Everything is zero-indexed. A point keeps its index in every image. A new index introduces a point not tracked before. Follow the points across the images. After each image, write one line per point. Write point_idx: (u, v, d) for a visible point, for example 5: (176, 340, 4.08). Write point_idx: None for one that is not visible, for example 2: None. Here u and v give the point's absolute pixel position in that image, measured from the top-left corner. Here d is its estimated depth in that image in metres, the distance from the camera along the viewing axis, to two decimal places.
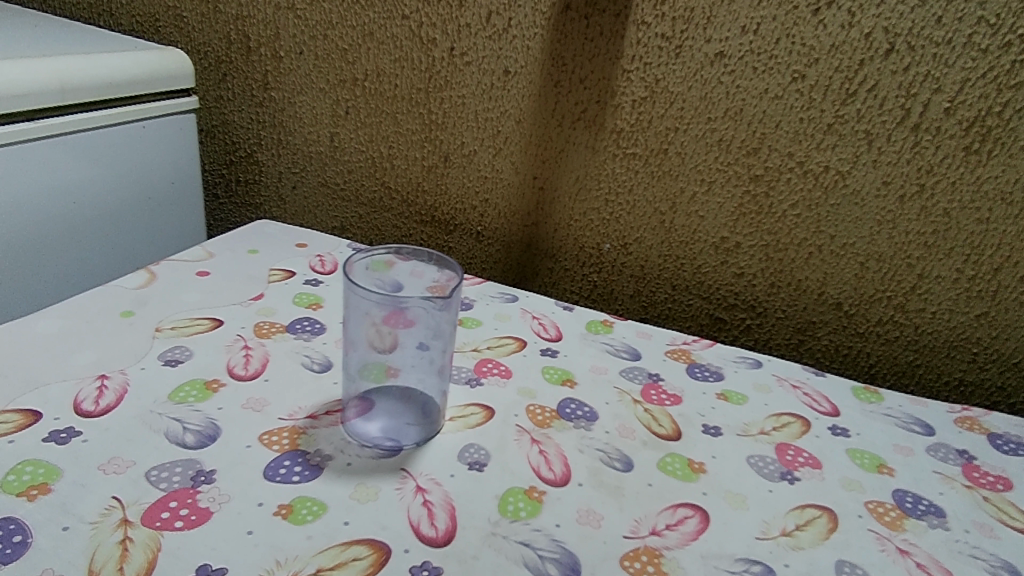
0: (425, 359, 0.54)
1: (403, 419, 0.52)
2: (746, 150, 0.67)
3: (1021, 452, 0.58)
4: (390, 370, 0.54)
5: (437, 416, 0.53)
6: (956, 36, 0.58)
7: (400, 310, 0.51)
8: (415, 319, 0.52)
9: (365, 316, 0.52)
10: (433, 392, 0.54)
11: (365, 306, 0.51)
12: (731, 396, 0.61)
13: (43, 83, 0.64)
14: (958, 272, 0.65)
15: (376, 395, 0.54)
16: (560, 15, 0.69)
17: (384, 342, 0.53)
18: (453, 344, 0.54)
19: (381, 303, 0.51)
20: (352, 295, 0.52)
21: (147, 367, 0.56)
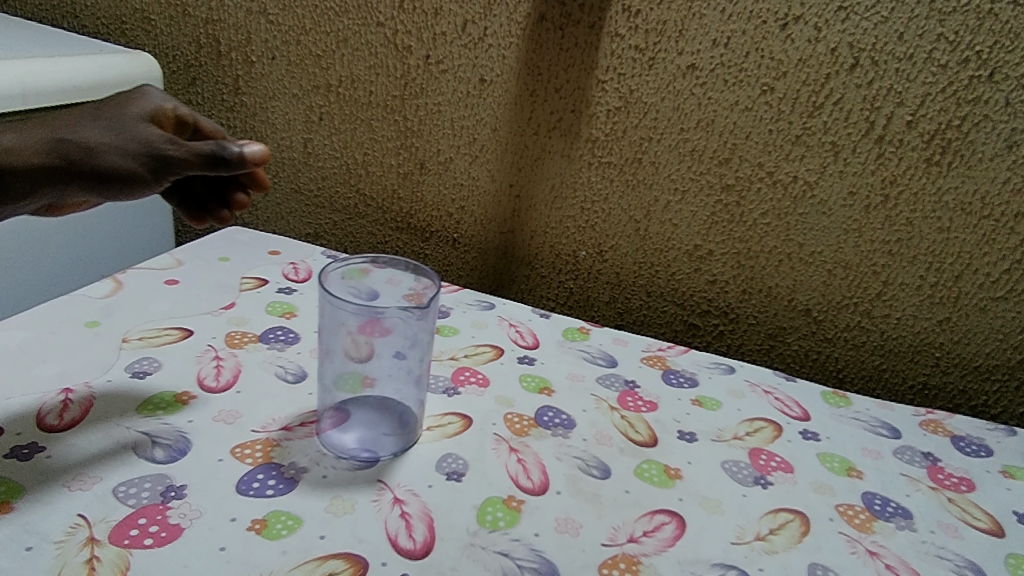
0: (403, 368, 0.54)
1: (380, 429, 0.52)
2: (718, 160, 0.68)
3: (982, 454, 0.60)
4: (366, 379, 0.54)
5: (414, 425, 0.53)
6: (917, 52, 0.60)
7: (376, 319, 0.51)
8: (392, 328, 0.52)
9: (341, 326, 0.51)
10: (411, 401, 0.54)
11: (341, 317, 0.51)
12: (705, 401, 0.62)
13: (8, 85, 0.62)
14: (921, 279, 0.67)
15: (352, 405, 0.53)
16: (535, 25, 0.69)
17: (360, 352, 0.53)
18: (431, 352, 0.54)
19: (357, 313, 0.50)
20: (328, 304, 0.51)
21: (114, 379, 0.55)
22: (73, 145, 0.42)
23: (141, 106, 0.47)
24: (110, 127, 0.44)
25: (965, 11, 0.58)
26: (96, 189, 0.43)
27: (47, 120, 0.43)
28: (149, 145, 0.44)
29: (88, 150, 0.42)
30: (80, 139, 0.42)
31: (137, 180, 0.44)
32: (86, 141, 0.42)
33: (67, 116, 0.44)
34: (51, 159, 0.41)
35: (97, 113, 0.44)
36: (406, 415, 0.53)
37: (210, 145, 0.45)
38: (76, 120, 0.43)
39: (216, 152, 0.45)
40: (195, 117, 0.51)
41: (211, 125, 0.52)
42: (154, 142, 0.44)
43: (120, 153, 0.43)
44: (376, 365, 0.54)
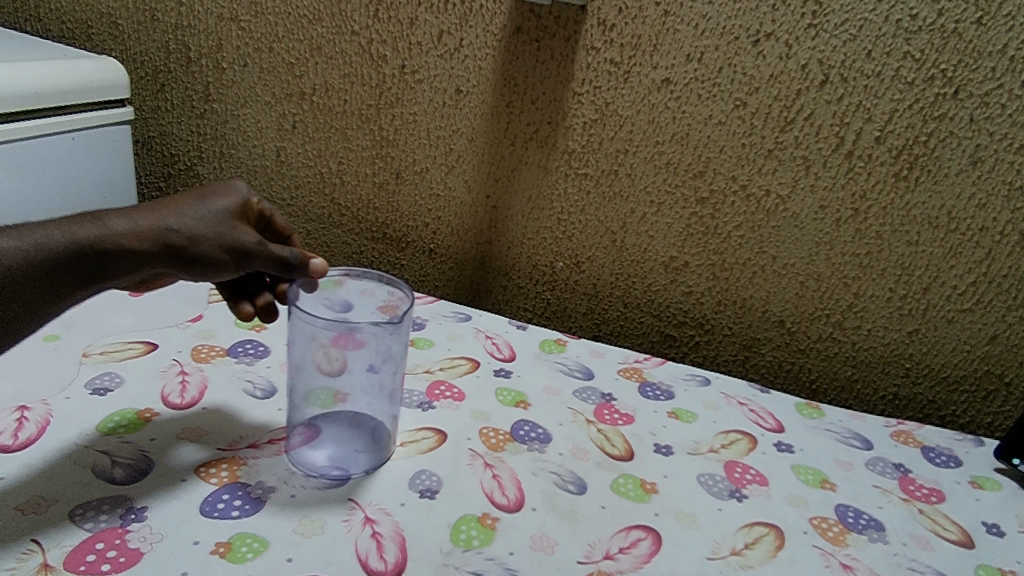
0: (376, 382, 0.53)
1: (352, 447, 0.51)
2: (692, 173, 0.69)
3: (951, 464, 0.61)
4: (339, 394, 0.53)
5: (388, 440, 0.52)
6: (885, 69, 0.61)
7: (349, 335, 0.50)
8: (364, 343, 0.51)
9: (312, 342, 0.50)
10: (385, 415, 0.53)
11: (312, 334, 0.50)
12: (682, 414, 0.62)
13: None
14: (890, 291, 0.69)
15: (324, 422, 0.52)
16: (511, 37, 0.69)
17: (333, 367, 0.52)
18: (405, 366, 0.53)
19: (328, 329, 0.49)
20: (298, 321, 0.50)
21: (73, 396, 0.53)
22: (178, 235, 0.44)
23: (235, 198, 0.49)
24: (212, 218, 0.46)
25: (931, 30, 0.59)
26: (189, 272, 0.46)
27: (156, 206, 0.45)
28: (245, 242, 0.47)
29: (191, 239, 0.45)
30: (187, 229, 0.44)
31: (223, 268, 0.46)
32: (191, 231, 0.45)
33: (173, 202, 0.46)
34: (159, 246, 0.43)
35: (201, 202, 0.47)
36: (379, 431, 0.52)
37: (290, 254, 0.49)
38: (182, 206, 0.45)
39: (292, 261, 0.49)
40: (271, 211, 0.54)
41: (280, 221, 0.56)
42: (247, 237, 0.47)
43: (217, 243, 0.46)
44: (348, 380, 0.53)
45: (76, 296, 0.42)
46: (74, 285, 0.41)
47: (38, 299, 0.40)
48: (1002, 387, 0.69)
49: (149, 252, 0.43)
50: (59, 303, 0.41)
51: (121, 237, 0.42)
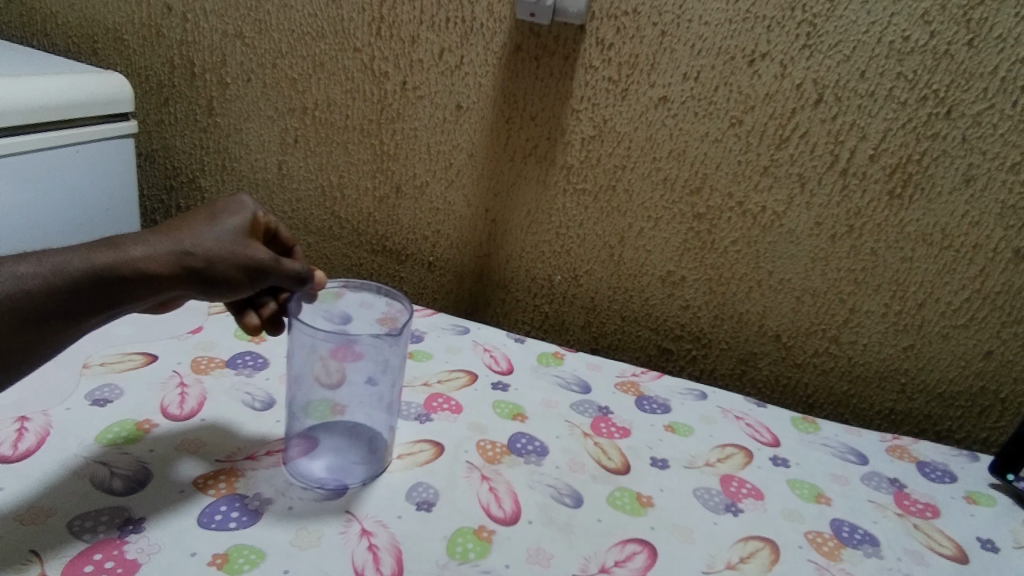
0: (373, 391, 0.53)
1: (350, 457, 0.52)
2: (689, 189, 0.70)
3: (946, 479, 0.61)
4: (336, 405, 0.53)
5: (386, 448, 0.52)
6: (879, 89, 0.62)
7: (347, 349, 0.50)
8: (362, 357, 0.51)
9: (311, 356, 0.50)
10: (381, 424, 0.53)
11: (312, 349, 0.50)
12: (678, 428, 0.62)
13: None
14: (885, 307, 0.69)
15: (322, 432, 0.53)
16: (511, 55, 0.69)
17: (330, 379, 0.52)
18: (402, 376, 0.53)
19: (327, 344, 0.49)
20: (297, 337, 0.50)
21: (73, 407, 0.53)
22: (195, 258, 0.45)
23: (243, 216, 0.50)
24: (226, 238, 0.47)
25: (923, 52, 0.60)
26: (208, 293, 0.47)
27: (170, 230, 0.45)
28: (259, 259, 0.48)
29: (209, 261, 0.45)
30: (204, 251, 0.45)
31: (240, 286, 0.48)
32: (208, 253, 0.45)
33: (185, 224, 0.46)
34: (178, 270, 0.44)
35: (213, 223, 0.47)
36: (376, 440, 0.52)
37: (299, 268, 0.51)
38: (196, 228, 0.46)
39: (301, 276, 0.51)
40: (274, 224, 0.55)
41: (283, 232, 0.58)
42: (261, 254, 0.48)
43: (234, 262, 0.47)
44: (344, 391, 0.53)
45: (92, 322, 0.42)
46: (93, 311, 0.41)
47: (54, 326, 0.40)
48: (995, 402, 0.70)
49: (168, 275, 0.44)
50: (76, 327, 0.41)
51: (141, 262, 0.43)
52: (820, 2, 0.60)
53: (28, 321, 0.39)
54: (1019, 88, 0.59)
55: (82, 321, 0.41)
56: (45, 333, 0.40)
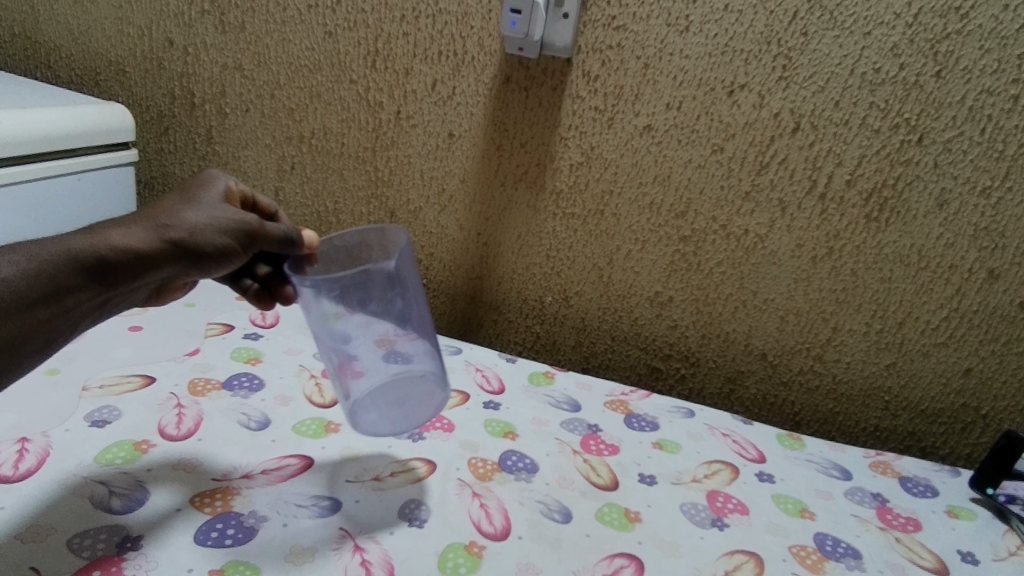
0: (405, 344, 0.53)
1: (401, 406, 0.51)
2: (675, 213, 0.72)
3: (928, 494, 0.62)
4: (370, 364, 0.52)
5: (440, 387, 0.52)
6: (853, 118, 0.64)
7: (369, 292, 0.50)
8: (386, 300, 0.52)
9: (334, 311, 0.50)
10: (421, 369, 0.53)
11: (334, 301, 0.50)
12: (666, 445, 0.63)
13: None
14: (867, 326, 0.71)
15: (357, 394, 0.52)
16: (501, 86, 0.72)
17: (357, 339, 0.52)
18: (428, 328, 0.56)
19: (351, 284, 0.49)
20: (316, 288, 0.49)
21: (72, 428, 0.55)
22: (176, 230, 0.47)
23: (218, 190, 0.52)
24: (202, 209, 0.49)
25: (894, 83, 0.62)
26: (199, 265, 0.48)
27: (146, 211, 0.47)
28: (240, 223, 0.49)
29: (190, 232, 0.47)
30: (183, 223, 0.47)
31: (227, 252, 0.49)
32: (186, 224, 0.47)
33: (162, 205, 0.48)
34: (161, 244, 0.46)
35: (186, 200, 0.49)
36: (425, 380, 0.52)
37: (286, 228, 0.52)
38: (172, 206, 0.48)
39: (289, 236, 0.52)
40: (249, 193, 0.58)
41: (265, 200, 0.60)
42: (241, 218, 0.50)
43: (215, 230, 0.48)
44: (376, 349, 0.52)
45: (78, 305, 0.44)
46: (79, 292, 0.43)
47: (42, 312, 0.42)
48: (977, 419, 0.72)
49: (153, 250, 0.46)
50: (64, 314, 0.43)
51: (123, 242, 0.45)
52: (795, 36, 0.63)
53: (18, 310, 0.41)
54: (987, 116, 0.61)
55: (69, 303, 0.43)
56: (34, 322, 0.41)
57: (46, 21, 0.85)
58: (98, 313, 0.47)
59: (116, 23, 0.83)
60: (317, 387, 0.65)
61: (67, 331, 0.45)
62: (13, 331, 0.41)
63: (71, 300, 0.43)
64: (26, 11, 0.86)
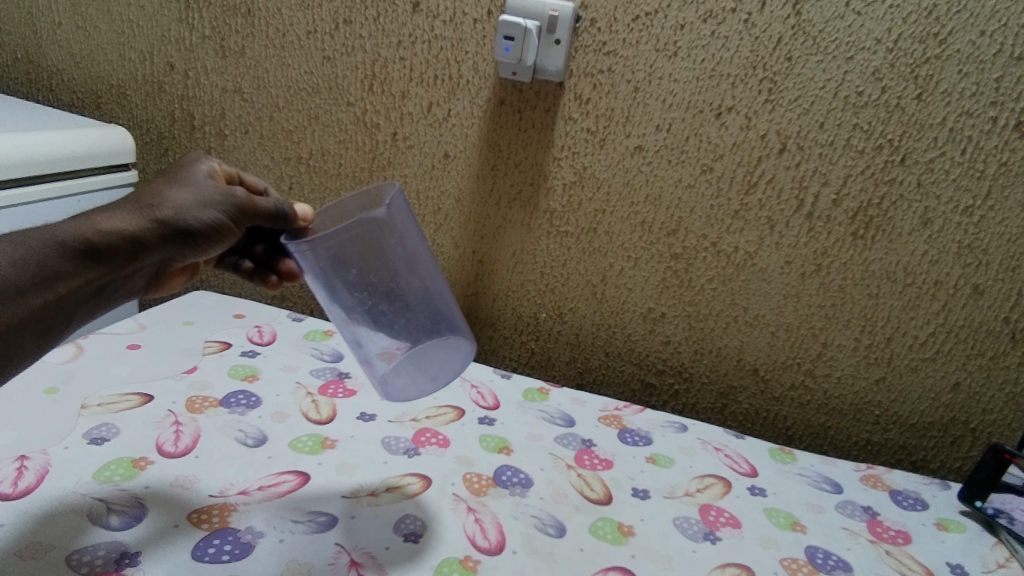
0: (417, 297, 0.54)
1: (430, 363, 0.54)
2: (666, 231, 0.74)
3: (918, 507, 0.63)
4: (389, 326, 0.53)
5: (463, 333, 0.55)
6: (837, 139, 0.66)
7: (370, 247, 0.51)
8: (388, 253, 0.52)
9: (341, 275, 0.51)
10: (440, 319, 0.55)
11: (340, 265, 0.50)
12: (660, 459, 0.64)
13: None
14: (856, 341, 0.73)
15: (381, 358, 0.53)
16: (495, 108, 0.74)
17: (370, 301, 0.52)
18: (434, 268, 0.56)
19: (352, 243, 0.50)
20: (322, 256, 0.49)
21: (71, 446, 0.55)
22: (162, 211, 0.48)
23: (203, 170, 0.53)
24: (187, 190, 0.50)
25: (877, 105, 0.64)
26: (190, 243, 0.50)
27: (135, 196, 0.49)
28: (226, 200, 0.51)
29: (176, 210, 0.49)
30: (169, 204, 0.49)
31: (216, 227, 0.50)
32: (171, 204, 0.49)
33: (149, 188, 0.50)
34: (148, 225, 0.48)
35: (171, 182, 0.51)
36: (445, 331, 0.54)
37: (273, 200, 0.53)
38: (158, 189, 0.50)
39: (278, 208, 0.53)
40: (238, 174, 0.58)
41: (252, 180, 0.60)
42: (227, 195, 0.51)
43: (201, 208, 0.50)
44: (390, 308, 0.53)
45: (70, 292, 0.45)
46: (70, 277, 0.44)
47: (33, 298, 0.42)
48: (966, 433, 0.73)
49: (142, 231, 0.47)
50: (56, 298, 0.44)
51: (111, 226, 0.46)
52: (779, 61, 0.65)
53: (7, 299, 0.41)
54: (967, 137, 0.63)
55: (60, 290, 0.44)
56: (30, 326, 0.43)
57: (49, 46, 0.87)
58: (94, 303, 0.48)
59: (118, 48, 0.84)
60: (314, 403, 0.66)
61: (62, 324, 0.45)
62: (8, 320, 0.41)
63: (63, 287, 0.44)
64: (29, 37, 0.87)
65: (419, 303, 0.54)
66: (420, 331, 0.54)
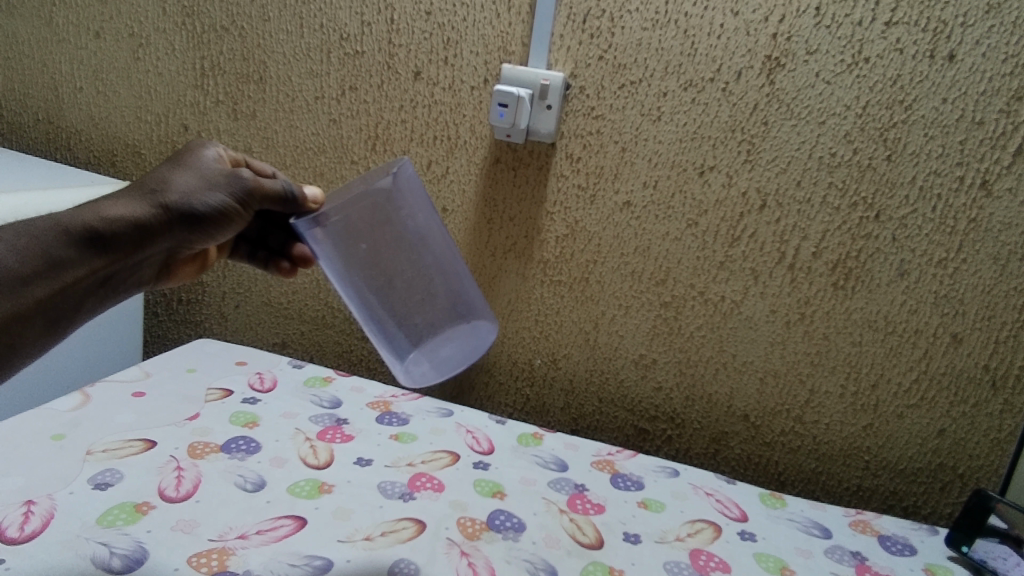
0: (434, 275, 0.56)
1: (450, 342, 0.56)
2: (655, 281, 0.77)
3: (907, 552, 0.64)
4: (404, 303, 0.55)
5: (479, 315, 0.57)
6: (815, 196, 0.70)
7: (380, 223, 0.54)
8: (400, 227, 0.55)
9: (352, 252, 0.54)
10: (457, 299, 0.57)
11: (351, 241, 0.53)
12: (651, 504, 0.65)
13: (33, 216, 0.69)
14: (842, 388, 0.75)
15: (398, 337, 0.55)
16: (491, 166, 0.78)
17: (385, 278, 0.54)
18: (448, 244, 0.58)
19: (360, 217, 0.53)
20: (332, 233, 0.53)
21: (76, 491, 0.57)
22: (169, 197, 0.51)
23: (208, 154, 0.56)
24: (193, 176, 0.53)
25: (849, 166, 0.69)
26: (198, 228, 0.52)
27: (142, 181, 0.52)
28: (234, 186, 0.53)
29: (183, 196, 0.51)
30: (176, 190, 0.51)
31: (224, 213, 0.53)
32: (178, 190, 0.51)
33: (156, 173, 0.52)
34: (156, 210, 0.50)
35: (177, 168, 0.53)
36: (463, 307, 0.57)
37: (281, 182, 0.55)
38: (165, 174, 0.52)
39: (286, 190, 0.55)
40: (246, 161, 0.60)
41: (261, 165, 0.61)
42: (234, 181, 0.54)
43: (207, 194, 0.52)
44: (406, 284, 0.55)
45: (77, 281, 0.48)
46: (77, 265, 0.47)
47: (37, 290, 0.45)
48: (955, 478, 0.74)
49: (150, 217, 0.50)
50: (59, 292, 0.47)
51: (118, 212, 0.49)
52: (756, 125, 0.70)
53: None
54: (937, 195, 0.67)
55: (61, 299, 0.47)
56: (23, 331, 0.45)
57: (70, 108, 0.92)
58: (102, 293, 0.51)
59: (136, 111, 0.90)
60: (312, 449, 0.67)
61: (61, 317, 0.48)
62: None
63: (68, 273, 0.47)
64: (51, 100, 0.92)
65: (434, 279, 0.56)
66: (437, 310, 0.55)
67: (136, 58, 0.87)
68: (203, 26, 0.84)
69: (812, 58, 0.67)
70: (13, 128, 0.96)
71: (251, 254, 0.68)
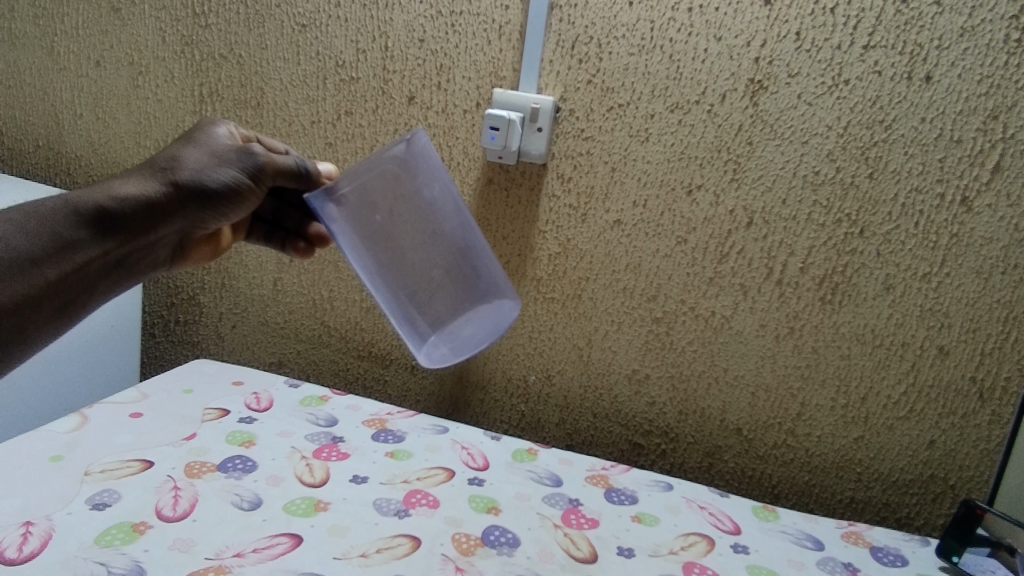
0: (451, 251, 0.56)
1: (470, 321, 0.56)
2: (646, 296, 0.78)
3: (898, 564, 0.64)
4: (422, 281, 0.55)
5: (497, 292, 0.58)
6: (800, 214, 0.72)
7: (397, 197, 0.54)
8: (417, 201, 0.55)
9: (369, 228, 0.53)
10: (475, 276, 0.57)
11: (366, 215, 0.53)
12: (644, 518, 0.66)
13: None
14: (832, 400, 0.76)
15: (416, 316, 0.55)
16: (484, 186, 0.80)
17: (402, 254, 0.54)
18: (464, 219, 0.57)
19: (376, 190, 0.53)
20: (348, 210, 0.53)
21: (74, 511, 0.57)
22: (180, 175, 0.51)
23: (219, 132, 0.56)
24: (203, 153, 0.53)
25: (832, 183, 0.70)
26: (210, 206, 0.53)
27: (154, 159, 0.52)
28: (245, 162, 0.54)
29: (194, 175, 0.52)
30: (187, 168, 0.52)
31: (236, 189, 0.53)
32: (189, 168, 0.52)
33: (168, 150, 0.53)
34: (167, 188, 0.51)
35: (189, 145, 0.54)
36: (482, 285, 0.57)
37: (293, 159, 0.56)
38: (176, 151, 0.53)
39: (299, 166, 0.56)
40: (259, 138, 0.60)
41: (272, 141, 0.60)
42: (245, 157, 0.54)
43: (218, 172, 0.53)
44: (424, 261, 0.55)
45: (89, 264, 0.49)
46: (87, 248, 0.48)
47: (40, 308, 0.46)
48: (946, 489, 0.75)
49: (161, 195, 0.51)
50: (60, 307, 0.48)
51: (131, 191, 0.50)
52: (741, 145, 0.72)
53: None
54: (919, 212, 0.69)
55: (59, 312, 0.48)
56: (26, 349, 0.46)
57: (70, 134, 0.94)
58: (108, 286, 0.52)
59: (134, 137, 0.91)
60: (307, 467, 0.68)
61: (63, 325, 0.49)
62: None
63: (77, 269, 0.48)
64: (52, 126, 0.94)
65: (452, 255, 0.56)
66: (456, 289, 0.56)
67: (136, 85, 0.89)
68: (202, 53, 0.86)
69: (793, 81, 0.69)
70: (14, 154, 0.97)
71: (268, 239, 0.69)
